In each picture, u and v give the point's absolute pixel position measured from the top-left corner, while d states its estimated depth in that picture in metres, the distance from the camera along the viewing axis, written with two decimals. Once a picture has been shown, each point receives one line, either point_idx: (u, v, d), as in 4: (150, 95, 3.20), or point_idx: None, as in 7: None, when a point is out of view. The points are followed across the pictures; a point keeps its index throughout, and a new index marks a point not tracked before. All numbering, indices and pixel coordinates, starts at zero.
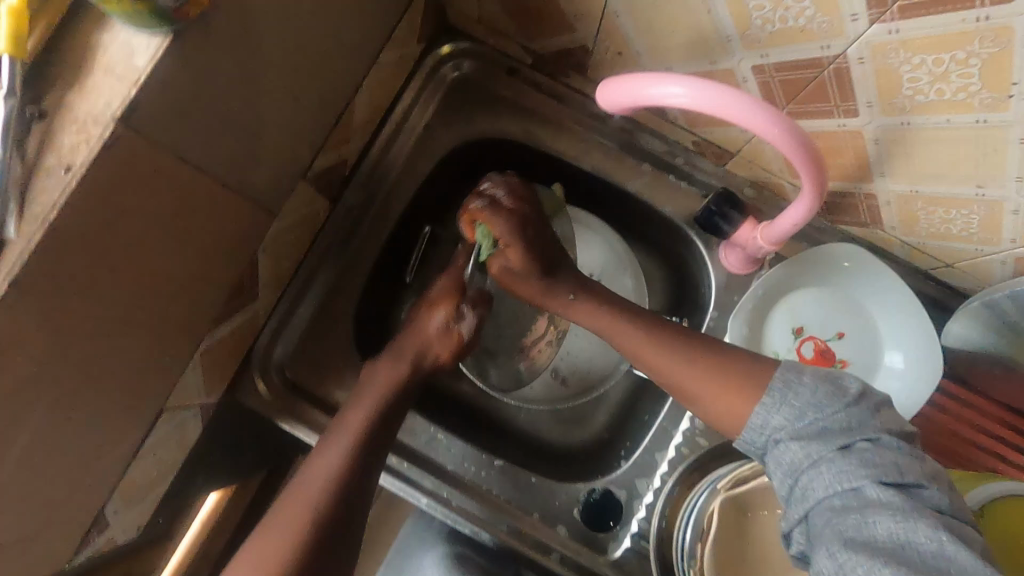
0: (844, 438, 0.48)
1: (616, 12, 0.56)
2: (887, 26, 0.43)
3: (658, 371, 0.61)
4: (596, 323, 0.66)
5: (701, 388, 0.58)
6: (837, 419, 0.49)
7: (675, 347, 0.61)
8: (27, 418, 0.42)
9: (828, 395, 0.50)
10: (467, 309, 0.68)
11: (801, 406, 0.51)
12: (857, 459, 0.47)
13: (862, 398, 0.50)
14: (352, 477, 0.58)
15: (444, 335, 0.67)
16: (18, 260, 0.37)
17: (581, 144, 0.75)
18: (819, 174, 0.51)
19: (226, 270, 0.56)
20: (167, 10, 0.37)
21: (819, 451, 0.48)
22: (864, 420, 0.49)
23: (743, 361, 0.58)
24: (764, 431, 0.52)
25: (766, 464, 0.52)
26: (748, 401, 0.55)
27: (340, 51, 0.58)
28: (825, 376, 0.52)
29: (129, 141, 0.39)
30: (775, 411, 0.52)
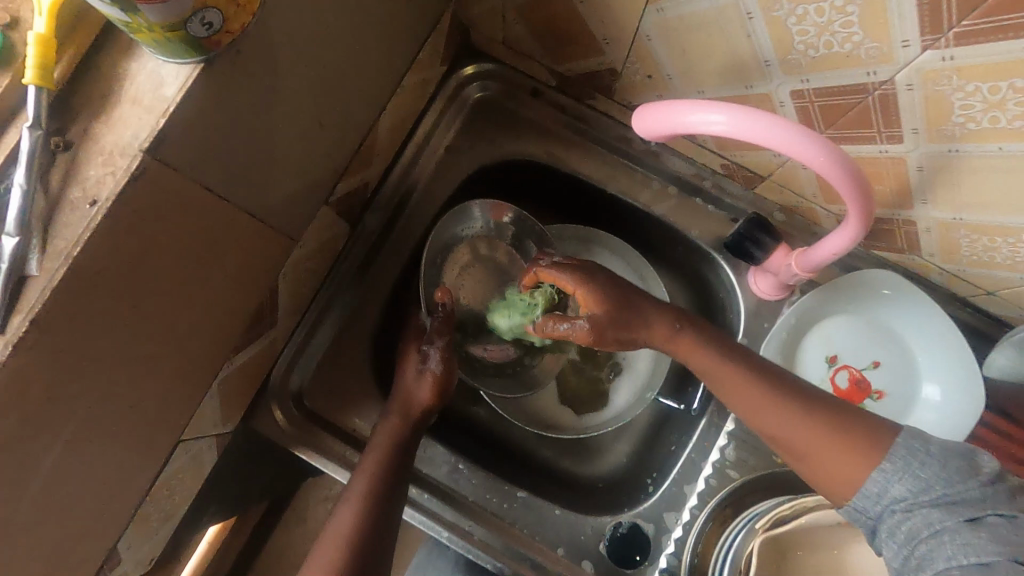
0: (973, 510, 0.42)
1: (648, 36, 0.55)
2: (941, 53, 0.41)
3: (770, 429, 0.54)
4: (704, 364, 0.59)
5: (810, 446, 0.51)
6: (970, 492, 0.43)
7: (785, 402, 0.54)
8: (43, 459, 0.40)
9: (959, 469, 0.44)
10: (427, 346, 0.66)
11: (925, 476, 0.45)
12: (988, 534, 0.41)
13: (1002, 478, 0.43)
14: (374, 534, 0.55)
15: (421, 380, 0.64)
16: (40, 297, 0.36)
17: (605, 167, 0.74)
18: (865, 200, 0.49)
19: (247, 300, 0.55)
20: (198, 40, 0.36)
21: (943, 522, 0.42)
22: (1003, 496, 0.42)
23: (856, 420, 0.51)
24: (879, 499, 0.46)
25: (881, 538, 0.46)
26: (861, 466, 0.48)
27: (364, 75, 0.57)
28: (955, 449, 0.45)
29: (154, 172, 0.38)
30: (895, 478, 0.46)
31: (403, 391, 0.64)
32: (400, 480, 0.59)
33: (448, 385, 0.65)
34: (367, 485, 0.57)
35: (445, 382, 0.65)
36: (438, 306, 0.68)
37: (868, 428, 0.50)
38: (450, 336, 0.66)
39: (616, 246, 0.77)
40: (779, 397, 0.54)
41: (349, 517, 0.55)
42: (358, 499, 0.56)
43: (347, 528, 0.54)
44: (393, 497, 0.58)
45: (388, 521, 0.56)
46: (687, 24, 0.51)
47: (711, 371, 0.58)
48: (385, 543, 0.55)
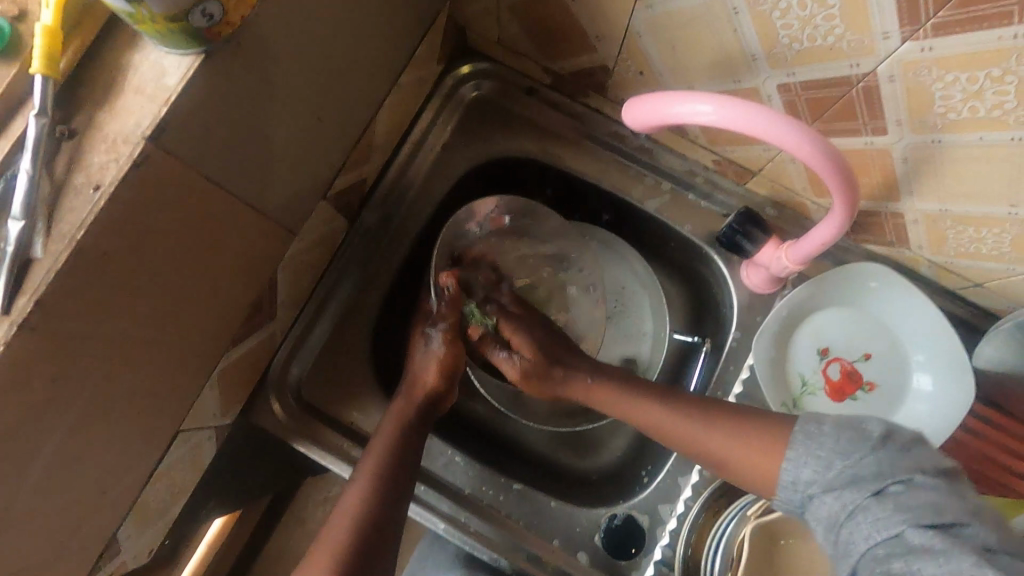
0: (875, 482, 0.43)
1: (638, 32, 0.56)
2: (920, 44, 0.42)
3: (693, 447, 0.59)
4: (620, 407, 0.65)
5: (729, 453, 0.56)
6: (869, 464, 0.44)
7: (696, 416, 0.60)
8: (45, 441, 0.41)
9: (851, 441, 0.46)
10: (431, 328, 0.69)
11: (827, 457, 0.46)
12: (892, 503, 0.42)
13: (889, 440, 0.45)
14: (381, 508, 0.56)
15: (426, 360, 0.67)
16: (45, 279, 0.37)
17: (599, 163, 0.75)
18: (850, 189, 0.50)
19: (246, 291, 0.56)
20: (199, 30, 0.37)
21: (853, 500, 0.43)
22: (897, 460, 0.44)
23: (755, 420, 0.56)
24: (797, 488, 0.48)
25: (807, 523, 0.47)
26: (771, 457, 0.52)
27: (361, 72, 0.58)
28: (846, 422, 0.48)
29: (157, 159, 0.39)
30: (803, 465, 0.48)
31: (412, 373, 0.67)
32: (410, 458, 0.60)
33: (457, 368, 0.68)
34: (375, 462, 0.59)
35: (452, 362, 0.67)
36: (443, 289, 0.69)
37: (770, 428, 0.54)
38: (455, 319, 0.69)
39: (612, 242, 0.79)
40: (689, 416, 0.60)
41: (357, 493, 0.57)
42: (366, 476, 0.58)
43: (355, 504, 0.56)
44: (401, 476, 0.59)
45: (396, 498, 0.58)
46: (676, 20, 0.52)
47: (636, 411, 0.63)
48: (393, 518, 0.57)
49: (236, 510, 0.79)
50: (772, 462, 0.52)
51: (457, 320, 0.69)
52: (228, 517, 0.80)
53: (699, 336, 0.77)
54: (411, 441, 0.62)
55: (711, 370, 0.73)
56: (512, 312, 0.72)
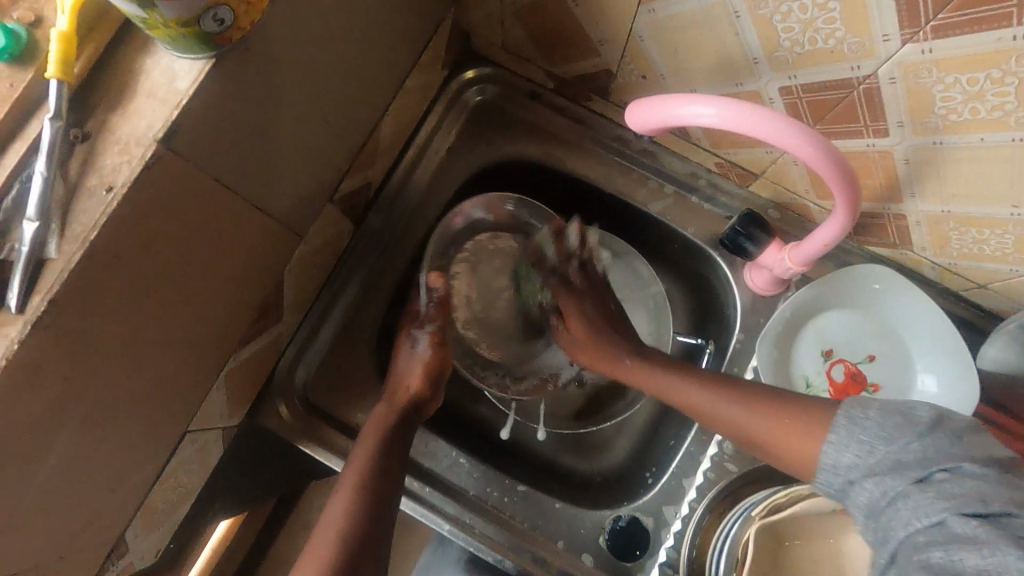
0: (920, 469, 0.41)
1: (641, 36, 0.57)
2: (920, 46, 0.43)
3: (732, 428, 0.59)
4: (658, 387, 0.66)
5: (768, 435, 0.55)
6: (914, 450, 0.42)
7: (734, 398, 0.60)
8: (56, 438, 0.42)
9: (898, 426, 0.44)
10: (419, 331, 0.69)
11: (870, 441, 0.44)
12: (936, 492, 0.40)
13: (938, 426, 0.43)
14: (367, 515, 0.56)
15: (413, 363, 0.68)
16: (57, 278, 0.37)
17: (603, 167, 0.76)
18: (852, 191, 0.50)
19: (253, 292, 0.56)
20: (210, 36, 0.38)
21: (895, 486, 0.42)
22: (945, 447, 0.42)
23: (798, 404, 0.55)
24: (837, 472, 0.46)
25: (847, 510, 0.45)
26: (807, 438, 0.50)
27: (366, 77, 0.59)
28: (896, 406, 0.45)
29: (168, 162, 0.40)
30: (844, 449, 0.46)
31: (395, 375, 0.67)
32: (394, 465, 0.61)
33: (442, 373, 0.70)
34: (358, 471, 0.59)
35: (437, 366, 0.69)
36: (432, 291, 0.69)
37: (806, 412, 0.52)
38: (443, 321, 0.69)
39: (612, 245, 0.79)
40: (733, 400, 0.60)
41: (342, 503, 0.57)
42: (352, 484, 0.58)
43: (339, 513, 0.56)
44: (386, 483, 0.59)
45: (381, 505, 0.58)
46: (678, 23, 0.53)
47: (674, 391, 0.65)
48: (380, 526, 0.57)
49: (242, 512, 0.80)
50: (810, 445, 0.50)
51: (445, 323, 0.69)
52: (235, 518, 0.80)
53: (702, 339, 0.77)
54: (395, 447, 0.62)
55: (713, 373, 0.73)
56: (575, 284, 0.72)
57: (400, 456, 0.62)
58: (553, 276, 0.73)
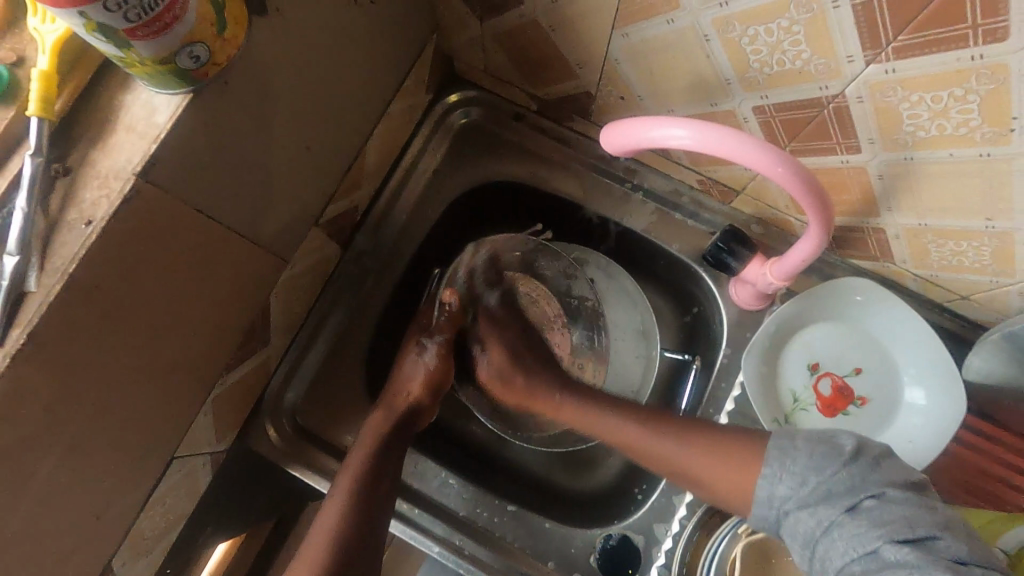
0: (848, 498, 0.47)
1: (617, 59, 0.58)
2: (884, 66, 0.44)
3: (662, 462, 0.61)
4: (585, 420, 0.67)
5: (702, 469, 0.58)
6: (841, 479, 0.48)
7: (669, 431, 0.61)
8: (38, 469, 0.42)
9: (825, 458, 0.49)
10: (426, 339, 0.71)
11: (802, 473, 0.50)
12: (865, 519, 0.46)
13: (859, 455, 0.49)
14: (362, 524, 0.59)
15: (415, 371, 0.69)
16: (38, 311, 0.38)
17: (587, 185, 0.77)
18: (823, 209, 0.52)
19: (238, 317, 0.57)
20: (187, 71, 0.39)
21: (828, 516, 0.47)
22: (867, 475, 0.48)
23: (733, 437, 0.58)
24: (772, 504, 0.51)
25: (783, 538, 0.50)
26: (747, 473, 0.54)
27: (349, 104, 0.60)
28: (819, 437, 0.51)
29: (148, 194, 0.41)
30: (778, 482, 0.51)
31: (397, 381, 0.69)
32: (385, 474, 0.62)
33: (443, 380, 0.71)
34: (352, 478, 0.61)
35: (440, 375, 0.70)
36: (444, 304, 0.72)
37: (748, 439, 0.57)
38: (450, 335, 0.72)
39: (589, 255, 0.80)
40: (668, 435, 0.61)
41: (337, 510, 0.59)
42: (346, 493, 0.60)
43: (336, 520, 0.59)
44: (379, 491, 0.61)
45: (376, 513, 0.60)
46: (651, 47, 0.54)
47: (598, 424, 0.66)
48: (376, 529, 0.60)
49: (241, 534, 0.75)
50: (745, 478, 0.54)
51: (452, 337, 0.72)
52: (234, 540, 0.76)
53: (690, 354, 0.77)
54: (387, 454, 0.63)
55: (702, 388, 0.73)
56: (496, 314, 0.76)
57: (392, 461, 0.63)
58: (476, 304, 0.77)
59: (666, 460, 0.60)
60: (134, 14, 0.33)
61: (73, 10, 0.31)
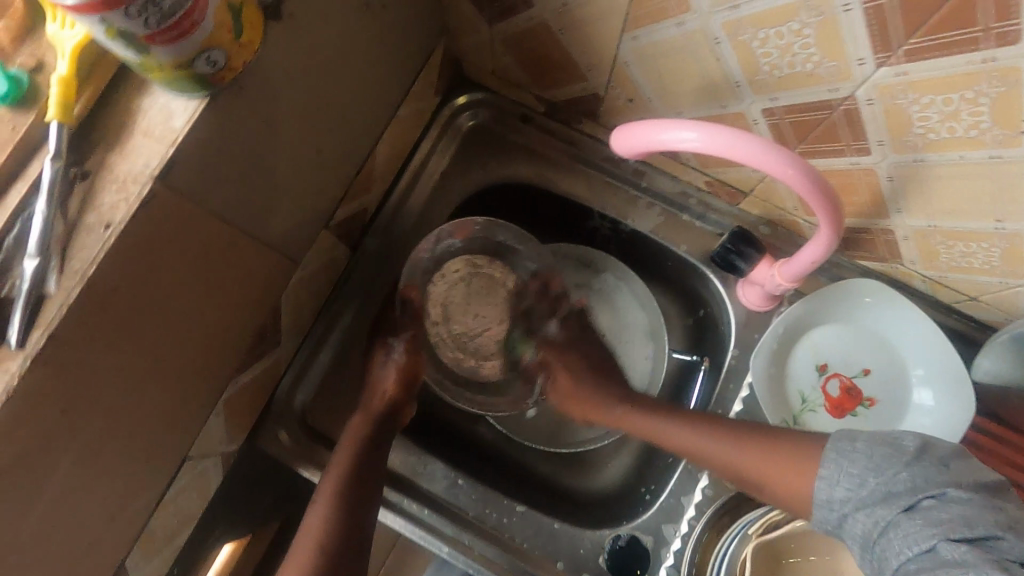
0: (908, 498, 0.47)
1: (626, 62, 0.58)
2: (895, 69, 0.44)
3: (720, 464, 0.63)
4: (642, 429, 0.69)
5: (760, 472, 0.59)
6: (901, 480, 0.48)
7: (725, 434, 0.63)
8: (55, 469, 0.43)
9: (885, 458, 0.49)
10: (392, 338, 0.71)
11: (860, 474, 0.50)
12: (923, 519, 0.46)
13: (923, 456, 0.49)
14: (342, 528, 0.60)
15: (387, 370, 0.69)
16: (56, 314, 0.38)
17: (594, 187, 0.77)
18: (834, 210, 0.52)
19: (250, 318, 0.57)
20: (205, 76, 0.40)
21: (885, 515, 0.47)
22: (931, 476, 0.48)
23: (785, 439, 0.59)
24: (831, 506, 0.51)
25: (844, 542, 0.51)
26: (806, 478, 0.55)
27: (360, 107, 0.61)
28: (883, 437, 0.51)
29: (165, 197, 0.41)
30: (836, 483, 0.51)
31: (369, 383, 0.69)
32: (369, 478, 0.63)
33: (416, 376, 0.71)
34: (335, 479, 0.62)
35: (411, 371, 0.70)
36: (405, 300, 0.72)
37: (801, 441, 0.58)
38: (415, 329, 0.72)
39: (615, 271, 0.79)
40: (713, 436, 0.63)
41: (321, 514, 0.61)
42: (327, 497, 0.61)
43: (319, 521, 0.60)
44: (365, 494, 0.62)
45: (360, 511, 0.61)
46: (661, 50, 0.54)
47: (659, 433, 0.67)
48: (361, 528, 0.61)
49: (247, 535, 0.74)
50: (803, 482, 0.55)
51: (417, 332, 0.72)
52: (240, 540, 0.75)
53: (698, 355, 0.77)
54: (371, 454, 0.64)
55: (709, 389, 0.74)
56: (555, 342, 0.76)
57: (377, 460, 0.64)
58: (536, 334, 0.77)
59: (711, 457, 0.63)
60: (154, 20, 0.34)
61: (94, 17, 0.32)
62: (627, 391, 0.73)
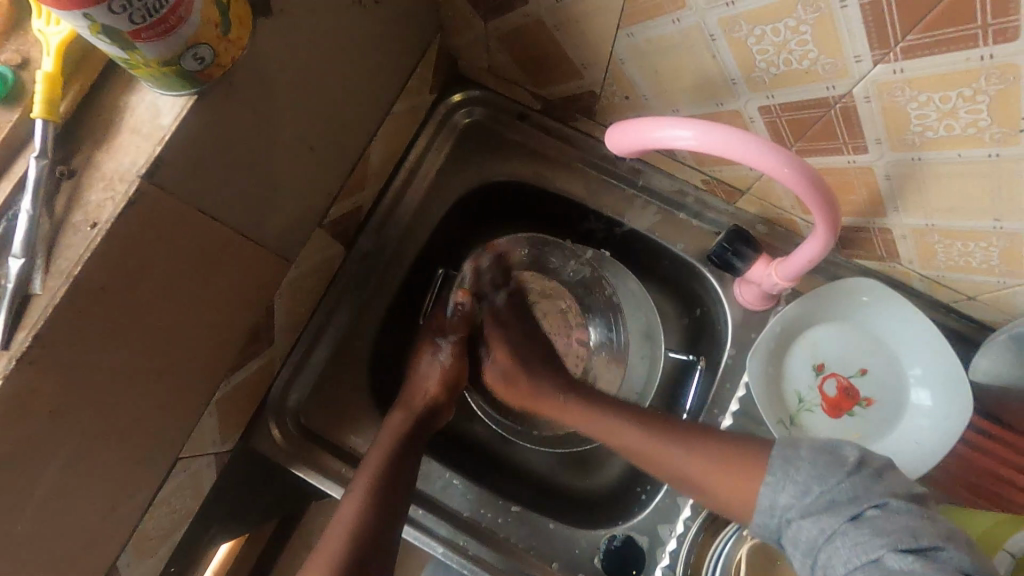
0: (851, 507, 0.48)
1: (622, 59, 0.58)
2: (892, 66, 0.43)
3: (676, 471, 0.61)
4: (592, 428, 0.68)
5: (712, 481, 0.58)
6: (844, 489, 0.49)
7: (677, 438, 0.62)
8: (44, 470, 0.42)
9: (828, 467, 0.50)
10: (441, 339, 0.74)
11: (805, 481, 0.51)
12: (868, 528, 0.46)
13: (862, 466, 0.50)
14: (375, 520, 0.59)
15: (432, 369, 0.72)
16: (43, 314, 0.38)
17: (591, 185, 0.77)
18: (830, 209, 0.51)
19: (242, 317, 0.57)
20: (192, 73, 0.39)
21: (831, 524, 0.48)
22: (871, 485, 0.49)
23: (738, 445, 0.58)
24: (774, 512, 0.52)
25: (784, 548, 0.51)
26: (754, 483, 0.54)
27: (354, 103, 0.60)
28: (824, 446, 0.52)
29: (153, 195, 0.40)
30: (780, 490, 0.52)
31: (413, 381, 0.71)
32: (403, 473, 0.63)
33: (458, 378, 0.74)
34: (371, 472, 0.62)
35: (454, 375, 0.73)
36: (457, 305, 0.76)
37: (753, 448, 0.57)
38: (463, 333, 0.76)
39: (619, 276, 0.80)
40: (671, 441, 0.62)
41: (353, 508, 0.60)
42: (361, 490, 0.61)
43: (352, 516, 0.59)
44: (396, 488, 0.62)
45: (392, 506, 0.61)
46: (656, 47, 0.54)
47: (608, 433, 0.66)
48: (392, 522, 0.60)
49: (242, 532, 0.74)
50: (751, 489, 0.54)
51: (465, 335, 0.76)
52: (237, 539, 0.75)
53: (695, 354, 0.76)
54: (407, 451, 0.65)
55: (706, 389, 0.73)
56: (502, 314, 0.78)
57: (412, 457, 0.65)
58: (484, 304, 0.78)
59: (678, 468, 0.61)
60: (138, 16, 0.33)
61: (77, 13, 0.31)
62: (573, 381, 0.73)
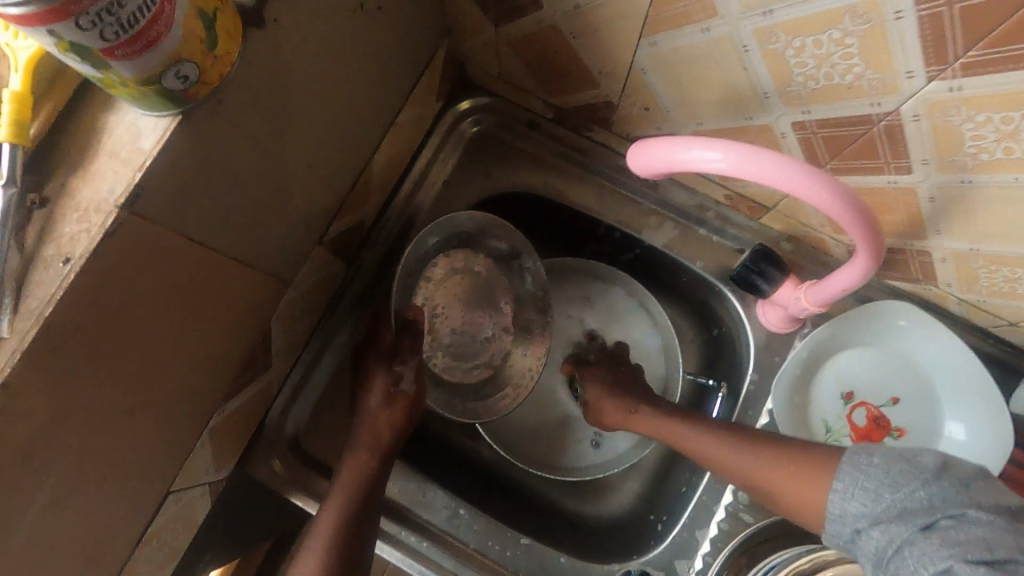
0: (925, 517, 0.43)
1: (643, 69, 0.54)
2: (948, 83, 0.39)
3: (734, 473, 0.59)
4: (660, 431, 0.66)
5: (774, 482, 0.55)
6: (917, 496, 0.44)
7: (742, 443, 0.59)
8: (18, 523, 0.39)
9: (903, 474, 0.45)
10: (399, 365, 0.65)
11: (874, 488, 0.46)
12: (940, 539, 0.41)
13: (944, 472, 0.44)
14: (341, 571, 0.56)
15: (388, 406, 0.64)
16: (8, 359, 0.34)
17: (605, 198, 0.73)
18: (874, 235, 0.47)
19: (236, 343, 0.53)
20: (175, 93, 0.35)
21: (900, 533, 0.43)
22: (951, 495, 0.43)
23: (805, 446, 0.56)
24: (844, 521, 0.47)
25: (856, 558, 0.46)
26: (821, 489, 0.51)
27: (355, 115, 0.57)
28: (898, 453, 0.47)
29: (133, 225, 0.37)
30: (850, 497, 0.47)
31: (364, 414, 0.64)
32: (368, 517, 0.59)
33: (419, 402, 0.67)
34: (331, 527, 0.57)
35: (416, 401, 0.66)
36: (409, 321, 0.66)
37: (814, 451, 0.55)
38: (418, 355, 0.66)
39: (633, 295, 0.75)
40: (741, 446, 0.59)
41: (314, 558, 0.57)
42: (323, 540, 0.57)
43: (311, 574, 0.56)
44: (362, 530, 0.58)
45: (357, 556, 0.57)
46: (682, 56, 0.49)
47: (676, 437, 0.64)
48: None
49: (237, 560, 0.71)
50: (818, 492, 0.51)
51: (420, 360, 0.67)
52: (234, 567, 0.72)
53: (714, 378, 0.73)
54: (370, 495, 0.60)
55: (726, 415, 0.70)
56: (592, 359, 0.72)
57: (378, 497, 0.61)
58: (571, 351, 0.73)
59: (699, 450, 0.62)
60: (112, 31, 0.29)
61: (43, 29, 0.28)
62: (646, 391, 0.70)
